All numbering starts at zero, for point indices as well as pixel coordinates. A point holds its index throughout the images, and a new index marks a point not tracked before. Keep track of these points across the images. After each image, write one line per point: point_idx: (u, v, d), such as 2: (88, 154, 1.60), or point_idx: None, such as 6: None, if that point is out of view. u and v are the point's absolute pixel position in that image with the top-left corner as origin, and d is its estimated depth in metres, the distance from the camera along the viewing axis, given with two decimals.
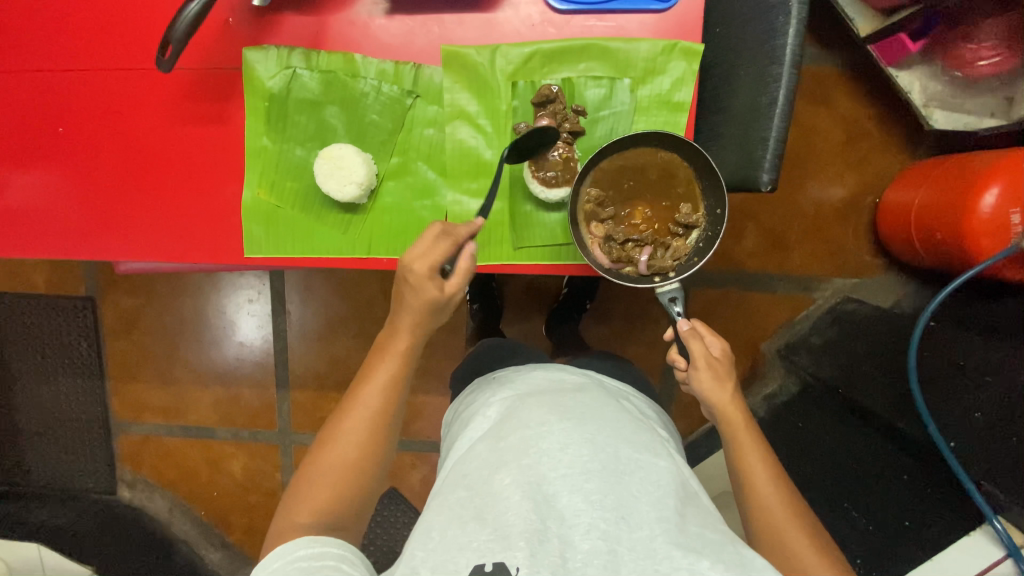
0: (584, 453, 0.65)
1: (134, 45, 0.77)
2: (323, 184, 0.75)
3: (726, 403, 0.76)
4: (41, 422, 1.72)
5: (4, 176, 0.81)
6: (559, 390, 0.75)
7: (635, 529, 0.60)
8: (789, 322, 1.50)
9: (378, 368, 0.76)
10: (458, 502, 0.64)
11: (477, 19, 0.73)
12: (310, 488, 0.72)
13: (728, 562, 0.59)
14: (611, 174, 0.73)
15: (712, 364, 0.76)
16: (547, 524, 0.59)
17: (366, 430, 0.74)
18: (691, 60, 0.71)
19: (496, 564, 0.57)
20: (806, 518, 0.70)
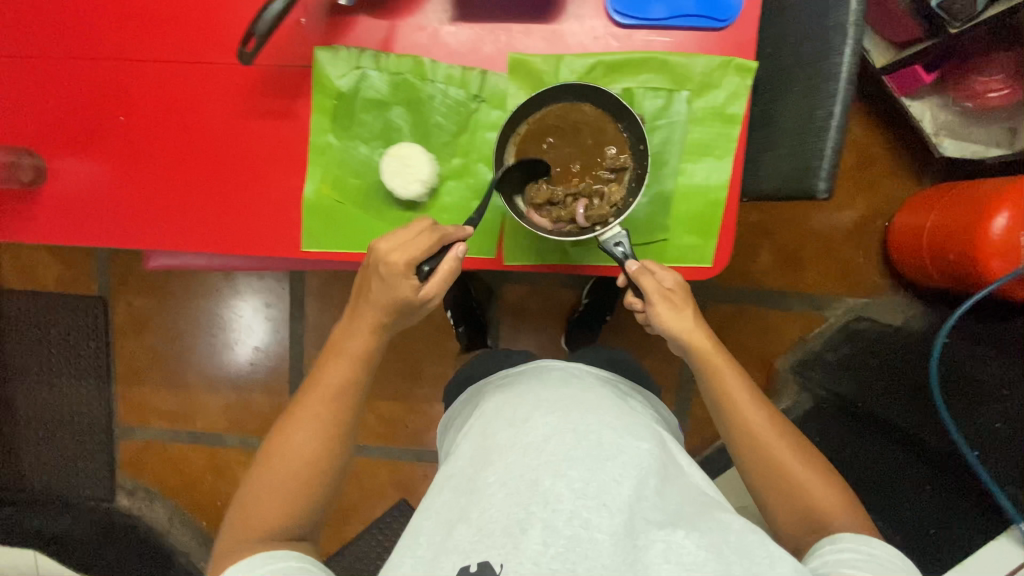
0: (566, 441, 0.67)
1: (203, 40, 0.79)
2: (389, 182, 0.77)
3: (689, 333, 0.75)
4: (38, 422, 1.66)
5: (62, 162, 0.82)
6: (545, 386, 0.77)
7: (615, 514, 0.61)
8: (801, 339, 1.54)
9: (329, 378, 0.76)
10: (445, 503, 0.67)
11: (543, 30, 0.76)
12: (257, 505, 0.72)
13: (704, 529, 0.61)
14: (536, 133, 0.75)
15: (668, 296, 0.74)
16: (530, 511, 0.61)
17: (316, 436, 0.75)
18: (745, 76, 0.75)
19: (481, 564, 0.59)
20: (789, 433, 0.75)
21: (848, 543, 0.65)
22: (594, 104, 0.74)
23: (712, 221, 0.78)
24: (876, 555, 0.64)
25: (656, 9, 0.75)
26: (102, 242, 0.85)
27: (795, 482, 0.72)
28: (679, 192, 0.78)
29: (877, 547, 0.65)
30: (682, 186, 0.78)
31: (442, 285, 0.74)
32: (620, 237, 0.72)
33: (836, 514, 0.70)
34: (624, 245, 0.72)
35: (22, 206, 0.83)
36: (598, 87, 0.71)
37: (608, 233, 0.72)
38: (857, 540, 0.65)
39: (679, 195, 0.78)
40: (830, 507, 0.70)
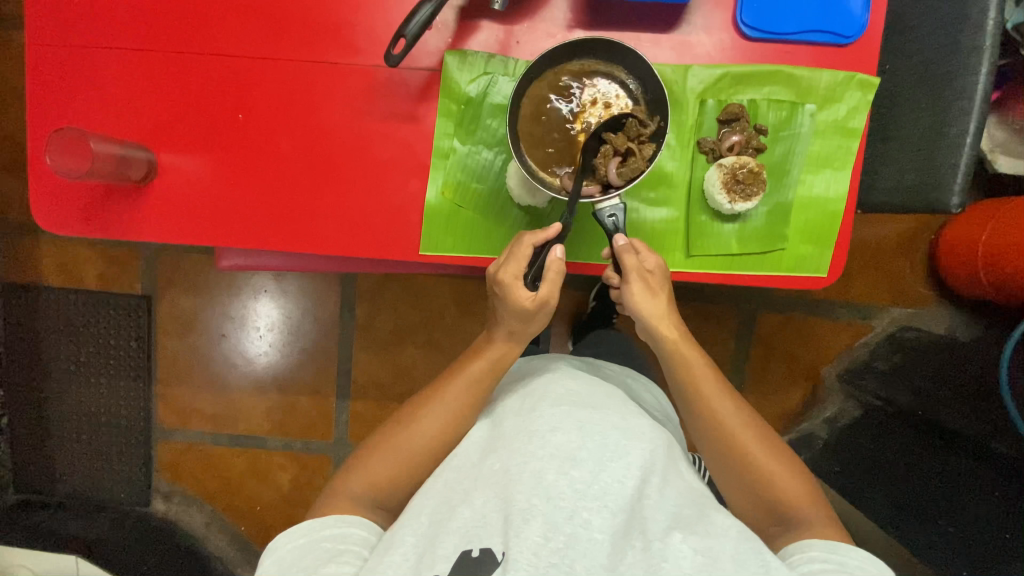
0: (572, 437, 0.70)
1: (326, 39, 0.78)
2: (512, 190, 0.80)
3: (660, 319, 0.76)
4: (74, 421, 1.62)
5: (171, 159, 0.80)
6: (553, 375, 0.80)
7: (614, 514, 0.65)
8: (848, 348, 1.56)
9: (467, 372, 0.77)
10: (447, 484, 0.72)
11: (671, 40, 0.78)
12: (371, 466, 0.74)
13: (700, 533, 0.63)
14: (547, 100, 0.75)
15: (647, 278, 0.75)
16: (533, 502, 0.64)
17: (440, 426, 0.76)
18: (867, 92, 0.77)
19: (482, 550, 0.64)
20: (764, 431, 0.76)
21: (816, 549, 0.67)
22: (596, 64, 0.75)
23: (829, 233, 0.80)
24: (845, 562, 0.65)
25: (784, 24, 0.76)
26: (214, 240, 0.81)
27: (768, 480, 0.73)
28: (797, 204, 0.80)
29: (851, 555, 0.66)
30: (801, 197, 0.80)
31: (554, 284, 0.73)
32: (615, 208, 0.73)
33: (803, 509, 0.72)
34: (617, 217, 0.73)
35: (132, 202, 0.81)
36: (597, 41, 0.72)
37: (603, 202, 0.72)
38: (829, 548, 0.66)
39: (798, 206, 0.80)
40: (798, 501, 0.72)
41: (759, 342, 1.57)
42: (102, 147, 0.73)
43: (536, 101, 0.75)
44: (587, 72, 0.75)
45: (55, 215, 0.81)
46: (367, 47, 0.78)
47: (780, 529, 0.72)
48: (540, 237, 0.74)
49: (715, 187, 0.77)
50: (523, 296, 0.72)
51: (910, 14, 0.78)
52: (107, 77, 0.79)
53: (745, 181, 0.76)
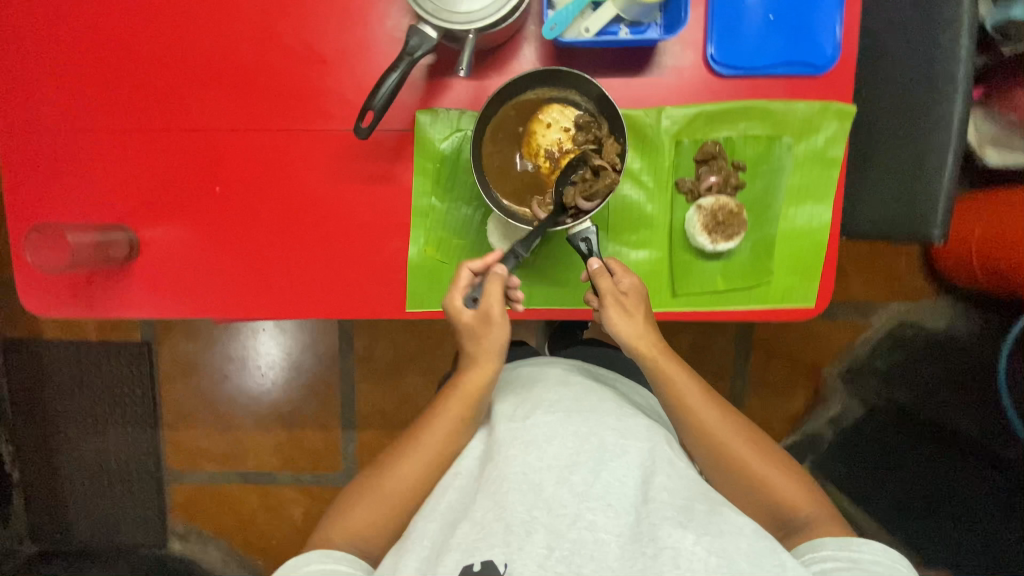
0: (568, 444, 0.68)
1: (295, 107, 0.78)
2: (495, 245, 0.80)
3: (639, 338, 0.73)
4: (88, 471, 1.64)
5: (150, 237, 0.80)
6: (545, 381, 0.76)
7: (620, 515, 0.63)
8: (849, 347, 1.44)
9: (442, 416, 0.72)
10: (450, 504, 0.69)
11: (642, 83, 0.77)
12: (351, 516, 0.70)
13: (714, 533, 0.61)
14: (508, 137, 0.74)
15: (621, 300, 0.73)
16: (534, 515, 0.63)
17: (423, 469, 0.72)
18: (844, 121, 0.76)
19: (485, 563, 0.60)
20: (757, 435, 0.74)
21: (825, 551, 0.65)
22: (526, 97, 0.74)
23: (815, 263, 0.79)
24: (859, 559, 0.63)
25: (754, 59, 0.76)
26: (205, 313, 0.82)
27: (770, 491, 0.70)
28: (781, 236, 0.79)
29: (864, 550, 0.64)
30: (785, 230, 0.79)
31: (495, 301, 0.71)
32: (588, 232, 0.73)
33: (803, 508, 0.70)
34: (589, 240, 0.73)
35: (115, 282, 0.81)
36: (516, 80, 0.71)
37: (576, 226, 0.72)
38: (839, 545, 0.64)
39: (782, 239, 0.79)
40: (797, 502, 0.70)
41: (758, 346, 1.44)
42: (80, 239, 0.74)
43: (498, 139, 0.74)
44: (543, 101, 0.74)
45: (41, 300, 0.82)
46: (338, 112, 0.78)
47: (786, 530, 0.70)
48: (482, 262, 0.73)
49: (696, 229, 0.77)
50: (460, 309, 0.72)
51: (882, 40, 0.77)
52: (84, 160, 0.80)
53: (726, 220, 0.77)
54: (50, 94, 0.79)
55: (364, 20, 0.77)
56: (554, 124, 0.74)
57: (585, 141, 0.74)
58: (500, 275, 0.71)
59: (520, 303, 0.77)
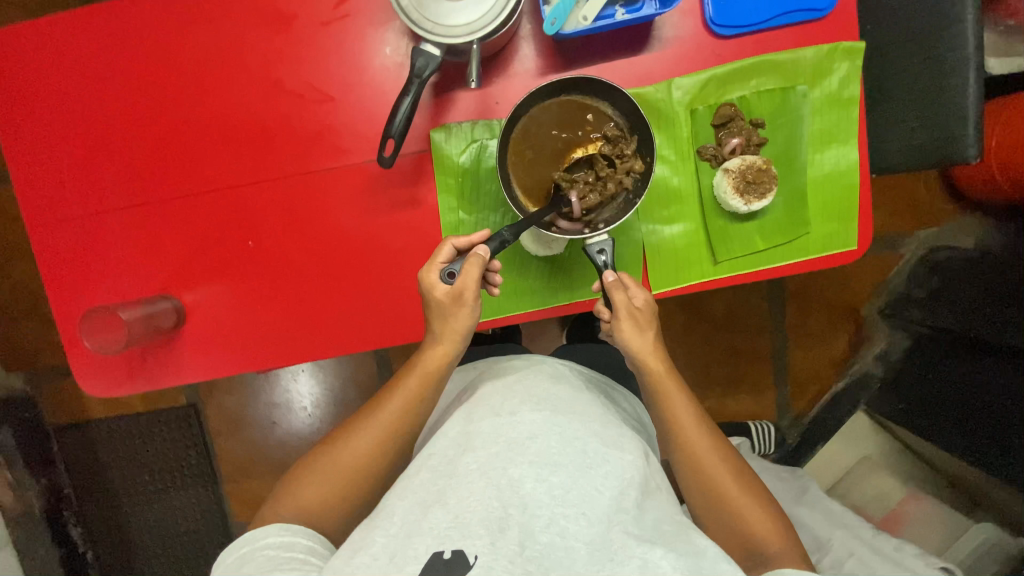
0: (552, 444, 0.64)
1: (311, 149, 0.79)
2: (529, 248, 0.80)
3: (648, 355, 0.73)
4: (160, 546, 1.51)
5: (193, 301, 0.81)
6: (532, 377, 0.73)
7: (594, 523, 0.59)
8: (882, 282, 1.43)
9: (404, 388, 0.71)
10: (421, 484, 0.63)
11: (646, 61, 0.77)
12: (306, 488, 0.67)
13: (681, 551, 0.58)
14: (535, 136, 0.74)
15: (634, 314, 0.72)
16: (509, 511, 0.59)
17: (377, 443, 0.69)
18: (854, 58, 0.75)
19: (455, 552, 0.56)
20: (738, 462, 0.72)
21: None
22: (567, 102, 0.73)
23: (849, 206, 0.79)
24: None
25: (752, 16, 0.76)
26: (261, 365, 0.83)
27: (741, 512, 0.68)
28: (811, 185, 0.79)
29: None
30: (814, 177, 0.79)
31: (470, 281, 0.67)
32: (604, 245, 0.70)
33: (772, 543, 0.67)
34: (607, 253, 0.70)
35: (167, 350, 0.82)
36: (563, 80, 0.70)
37: (592, 239, 0.70)
38: (801, 574, 0.61)
39: (813, 187, 0.79)
40: (767, 535, 0.67)
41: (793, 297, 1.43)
42: (130, 314, 0.75)
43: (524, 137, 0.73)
44: (581, 106, 0.73)
45: (102, 384, 0.84)
46: (354, 145, 0.78)
47: (753, 561, 0.67)
48: (464, 240, 0.70)
49: (728, 193, 0.76)
50: (434, 284, 0.68)
51: None
52: (119, 237, 0.81)
53: (756, 179, 0.76)
54: (78, 177, 0.81)
55: (365, 49, 0.77)
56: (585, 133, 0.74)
57: (607, 152, 0.73)
58: (480, 256, 0.66)
59: (498, 288, 0.76)
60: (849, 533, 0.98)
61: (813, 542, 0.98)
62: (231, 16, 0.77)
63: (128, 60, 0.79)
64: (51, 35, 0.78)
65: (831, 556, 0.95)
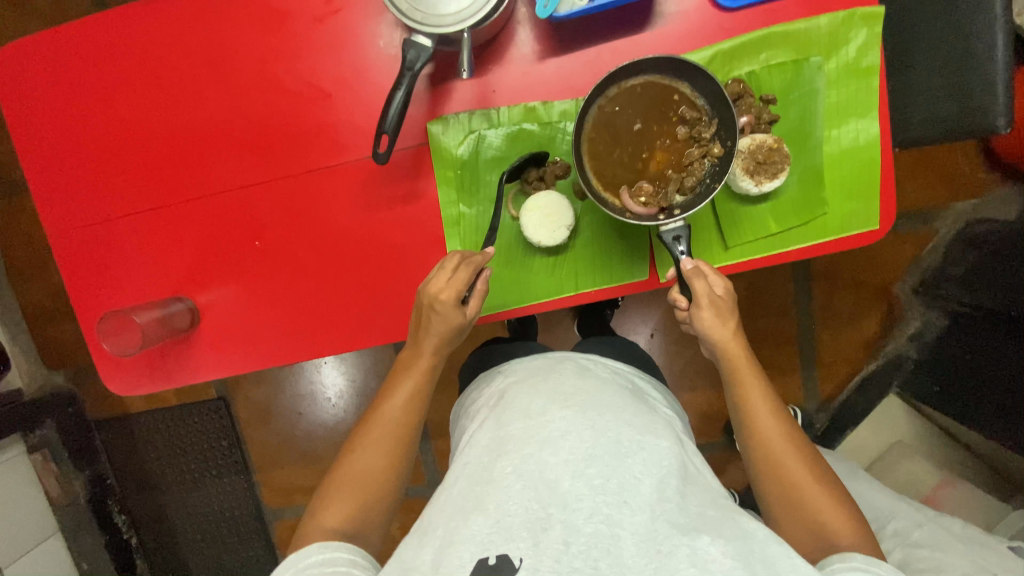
0: (585, 438, 0.61)
1: (311, 147, 0.79)
2: (534, 237, 0.76)
3: (729, 341, 0.70)
4: (199, 531, 1.55)
5: (206, 300, 0.83)
6: (558, 374, 0.70)
7: (637, 512, 0.56)
8: (915, 259, 1.33)
9: (401, 389, 0.72)
10: (461, 494, 0.61)
11: (647, 38, 0.74)
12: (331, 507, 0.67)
13: (729, 536, 0.56)
14: (615, 114, 0.70)
15: (715, 302, 0.68)
16: (549, 511, 0.56)
17: (389, 444, 0.70)
18: (874, 24, 0.71)
19: (499, 557, 0.53)
20: (804, 447, 0.69)
21: (855, 561, 0.58)
22: (644, 80, 0.69)
23: (869, 183, 0.74)
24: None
25: None
26: (274, 363, 0.84)
27: (808, 503, 0.65)
28: (828, 162, 0.75)
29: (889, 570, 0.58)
30: (831, 154, 0.75)
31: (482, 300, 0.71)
32: (681, 231, 0.66)
33: (845, 534, 0.63)
34: (683, 239, 0.66)
35: (186, 350, 0.84)
36: (644, 58, 0.66)
37: (666, 226, 0.66)
38: (867, 560, 0.58)
39: (830, 165, 0.75)
40: (839, 526, 0.64)
41: (818, 279, 1.36)
42: (145, 317, 0.78)
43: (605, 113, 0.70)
44: (661, 86, 0.69)
45: (127, 383, 0.87)
46: (353, 142, 0.78)
47: (822, 550, 0.64)
48: (478, 258, 0.69)
49: (737, 175, 0.73)
50: (439, 291, 0.67)
51: None
52: (135, 241, 0.84)
53: (767, 160, 0.72)
54: (96, 186, 0.83)
55: (358, 43, 0.76)
56: (661, 113, 0.70)
57: (684, 135, 0.70)
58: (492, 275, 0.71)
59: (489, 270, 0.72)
60: (910, 507, 0.94)
61: (874, 515, 0.95)
62: (226, 18, 0.77)
63: (131, 67, 0.80)
64: (62, 49, 0.81)
65: (896, 525, 0.92)
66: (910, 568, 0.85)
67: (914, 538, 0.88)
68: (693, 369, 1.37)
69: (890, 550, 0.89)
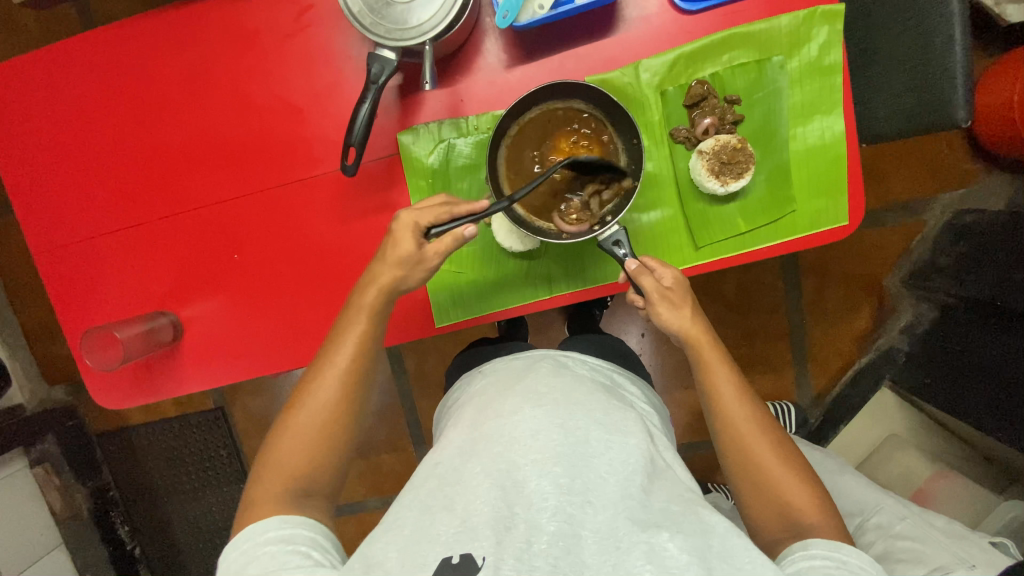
0: (554, 437, 0.62)
1: (284, 161, 0.80)
2: (505, 243, 0.79)
3: (692, 330, 0.71)
4: (199, 540, 1.56)
5: (188, 313, 0.85)
6: (532, 373, 0.71)
7: (601, 510, 0.58)
8: (906, 250, 1.33)
9: (351, 334, 0.71)
10: (429, 494, 0.62)
11: (611, 43, 0.75)
12: (284, 456, 0.67)
13: (689, 532, 0.56)
14: (519, 157, 0.73)
15: (667, 295, 0.70)
16: (514, 510, 0.57)
17: (340, 392, 0.70)
18: (834, 22, 0.71)
19: (463, 556, 0.54)
20: (776, 434, 0.69)
21: (816, 549, 0.59)
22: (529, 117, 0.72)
23: (837, 180, 0.75)
24: (847, 562, 0.58)
25: None
26: (257, 373, 0.85)
27: (779, 492, 0.66)
28: (795, 160, 0.75)
29: (849, 554, 0.59)
30: (797, 152, 0.75)
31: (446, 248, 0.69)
32: (619, 235, 0.69)
33: (810, 513, 0.64)
34: (623, 242, 0.69)
35: (171, 363, 0.86)
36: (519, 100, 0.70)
37: (604, 233, 0.68)
38: (829, 546, 0.59)
39: (797, 162, 0.75)
40: (805, 505, 0.65)
41: (806, 275, 1.36)
42: (127, 332, 0.79)
43: (512, 160, 0.73)
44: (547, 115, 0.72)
45: (113, 396, 0.89)
46: (326, 155, 0.79)
47: (788, 532, 0.65)
48: (462, 207, 0.68)
49: (702, 176, 0.73)
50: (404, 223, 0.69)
51: None
52: (117, 256, 0.85)
53: (732, 161, 0.73)
54: (80, 206, 0.85)
55: (329, 58, 0.78)
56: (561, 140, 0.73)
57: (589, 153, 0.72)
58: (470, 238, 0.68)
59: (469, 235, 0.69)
60: (899, 500, 0.94)
61: (856, 508, 0.96)
62: (199, 37, 0.79)
63: (108, 88, 0.82)
64: (39, 73, 0.83)
65: (879, 518, 0.92)
66: (891, 560, 0.87)
67: (897, 530, 0.89)
68: (683, 367, 1.37)
69: (871, 544, 0.91)
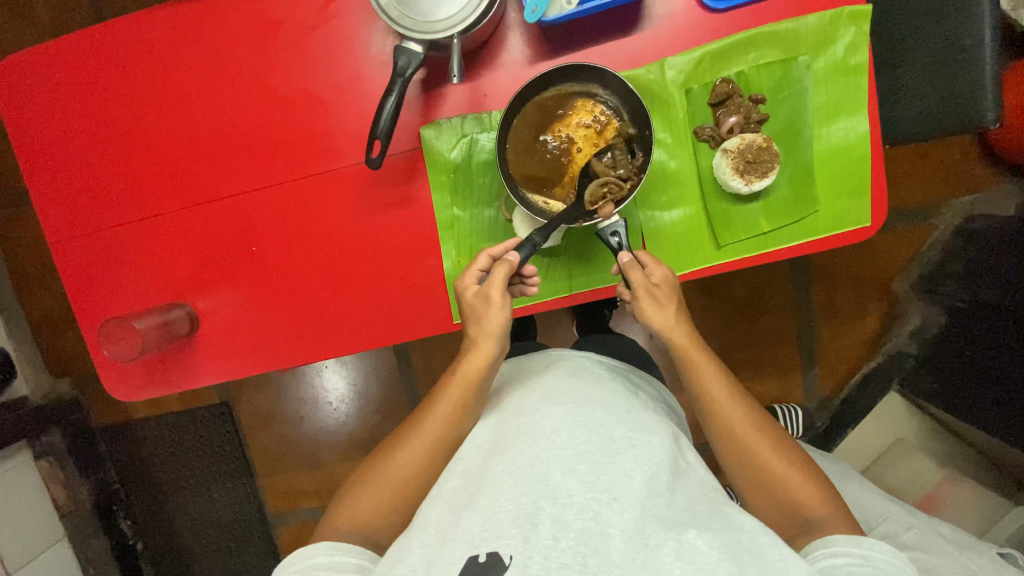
0: (577, 435, 0.62)
1: (304, 154, 0.80)
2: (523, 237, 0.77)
3: (672, 329, 0.70)
4: (204, 537, 1.55)
5: (205, 306, 0.84)
6: (550, 372, 0.71)
7: (626, 509, 0.57)
8: (914, 257, 1.33)
9: (444, 402, 0.68)
10: (453, 493, 0.61)
11: (635, 40, 0.75)
12: (357, 507, 0.66)
13: (716, 529, 0.56)
14: (528, 150, 0.72)
15: (653, 292, 0.69)
16: (540, 505, 0.56)
17: (424, 455, 0.67)
18: (861, 22, 0.71)
19: (489, 555, 0.53)
20: (772, 431, 0.68)
21: (840, 545, 0.59)
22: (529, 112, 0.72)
23: (861, 180, 0.75)
24: (870, 557, 0.58)
25: None
26: (274, 366, 0.84)
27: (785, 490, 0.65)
28: (818, 160, 0.75)
29: (871, 547, 0.59)
30: (820, 152, 0.75)
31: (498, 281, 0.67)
32: (615, 224, 0.70)
33: (818, 509, 0.64)
34: (619, 234, 0.70)
35: (189, 355, 0.85)
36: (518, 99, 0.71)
37: (602, 222, 0.70)
38: (850, 541, 0.59)
39: (820, 163, 0.75)
40: (812, 501, 0.64)
41: (817, 278, 1.35)
42: (144, 324, 0.79)
43: (522, 137, 0.73)
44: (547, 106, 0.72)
45: (129, 387, 0.88)
46: (347, 148, 0.79)
47: (798, 529, 0.64)
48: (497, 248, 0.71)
49: (727, 175, 0.73)
50: (468, 287, 0.69)
51: None
52: (135, 248, 0.85)
53: (757, 159, 0.73)
54: (97, 197, 0.85)
55: (351, 51, 0.77)
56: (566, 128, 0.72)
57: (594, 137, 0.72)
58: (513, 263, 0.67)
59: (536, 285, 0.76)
60: (904, 510, 0.93)
61: (863, 516, 0.94)
62: (220, 29, 0.79)
63: (127, 78, 0.82)
64: (57, 63, 0.82)
65: (886, 527, 0.91)
66: None
67: (905, 541, 0.87)
68: None
69: None
